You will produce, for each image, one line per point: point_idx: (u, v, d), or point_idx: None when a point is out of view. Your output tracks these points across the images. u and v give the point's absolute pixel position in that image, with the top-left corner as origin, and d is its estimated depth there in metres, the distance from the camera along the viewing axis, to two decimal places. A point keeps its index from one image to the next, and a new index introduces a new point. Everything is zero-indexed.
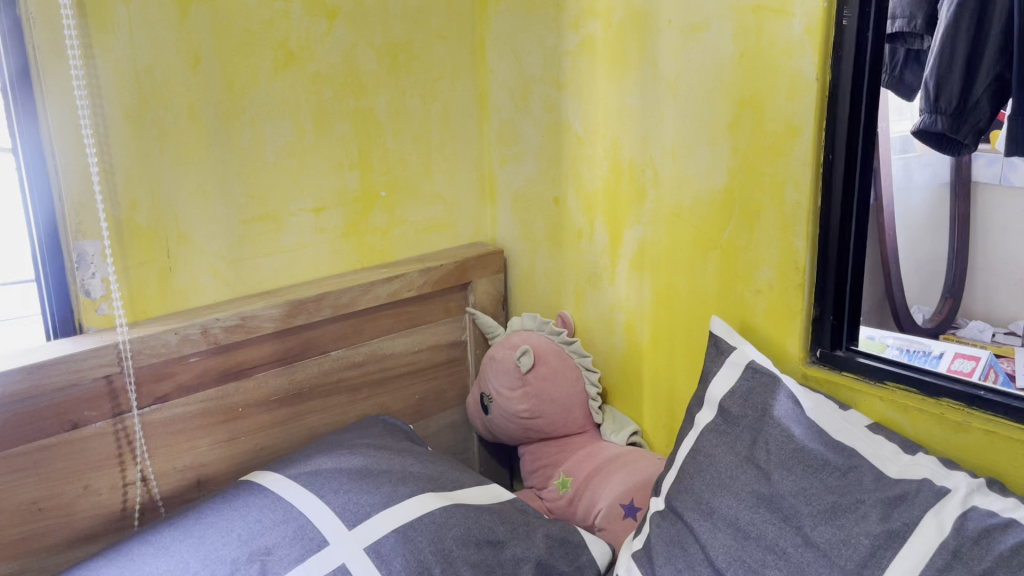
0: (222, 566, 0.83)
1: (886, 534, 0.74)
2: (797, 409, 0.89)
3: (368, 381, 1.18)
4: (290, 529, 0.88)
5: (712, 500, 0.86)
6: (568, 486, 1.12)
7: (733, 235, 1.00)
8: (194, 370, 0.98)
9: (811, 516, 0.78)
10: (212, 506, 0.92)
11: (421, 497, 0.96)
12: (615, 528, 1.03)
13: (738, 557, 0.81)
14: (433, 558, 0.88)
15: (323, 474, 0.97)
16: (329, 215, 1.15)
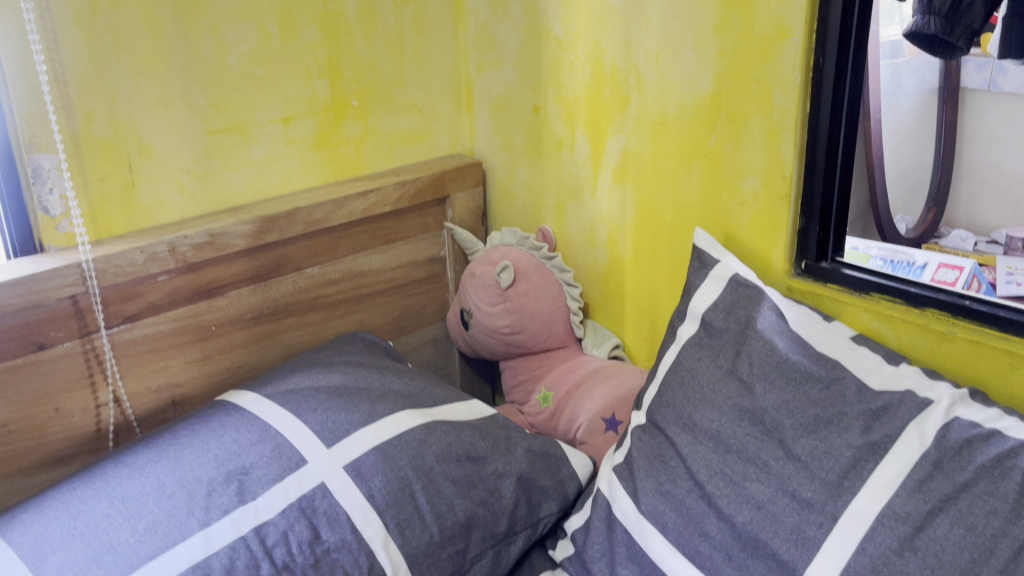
0: (199, 486, 0.82)
1: (867, 446, 0.74)
2: (781, 321, 0.87)
3: (345, 298, 1.15)
4: (268, 448, 0.87)
5: (693, 413, 0.86)
6: (549, 401, 1.12)
7: (718, 143, 0.96)
8: (164, 289, 0.95)
9: (794, 429, 0.78)
10: (187, 426, 0.91)
11: (401, 414, 0.94)
12: (596, 441, 1.04)
13: (718, 470, 0.81)
14: (414, 474, 0.88)
15: (300, 393, 0.95)
16: (299, 126, 1.11)
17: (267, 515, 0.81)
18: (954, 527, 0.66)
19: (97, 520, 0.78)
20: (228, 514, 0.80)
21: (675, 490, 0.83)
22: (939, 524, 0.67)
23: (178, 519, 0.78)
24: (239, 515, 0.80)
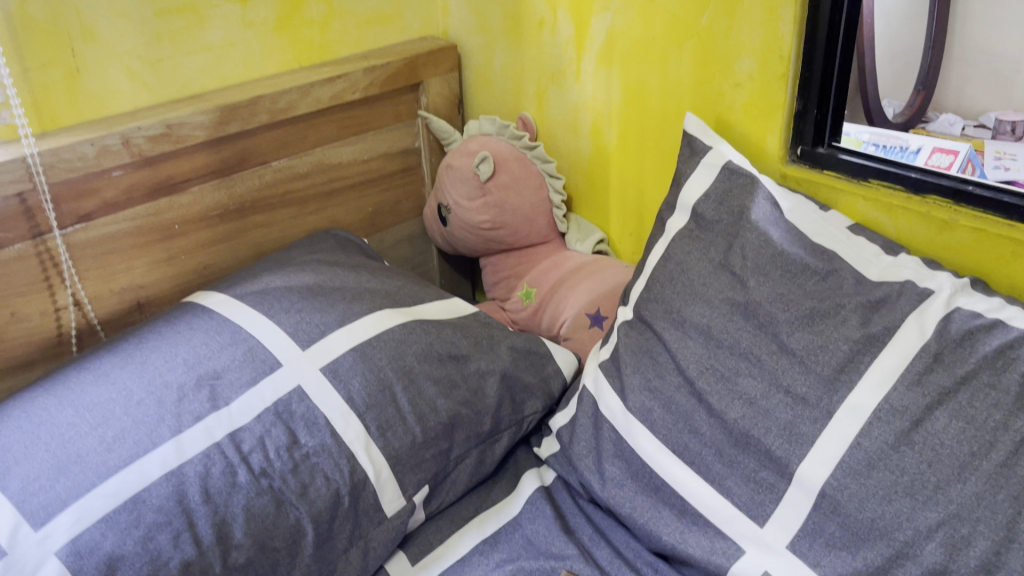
0: (168, 392, 0.78)
1: (865, 339, 0.71)
2: (775, 211, 0.83)
3: (315, 193, 1.09)
4: (239, 352, 0.83)
5: (683, 308, 0.82)
6: (532, 298, 1.09)
7: (712, 21, 0.90)
8: (120, 186, 0.89)
9: (788, 323, 0.75)
10: (154, 330, 0.87)
11: (378, 314, 0.90)
12: (581, 337, 1.01)
13: (709, 366, 0.78)
14: (394, 376, 0.85)
15: (272, 293, 0.91)
16: (258, 7, 1.02)
17: (242, 421, 0.78)
18: (954, 420, 0.65)
19: (62, 429, 0.75)
20: (201, 420, 0.76)
21: (664, 386, 0.81)
22: (937, 418, 0.65)
23: (148, 426, 0.75)
24: (212, 421, 0.77)
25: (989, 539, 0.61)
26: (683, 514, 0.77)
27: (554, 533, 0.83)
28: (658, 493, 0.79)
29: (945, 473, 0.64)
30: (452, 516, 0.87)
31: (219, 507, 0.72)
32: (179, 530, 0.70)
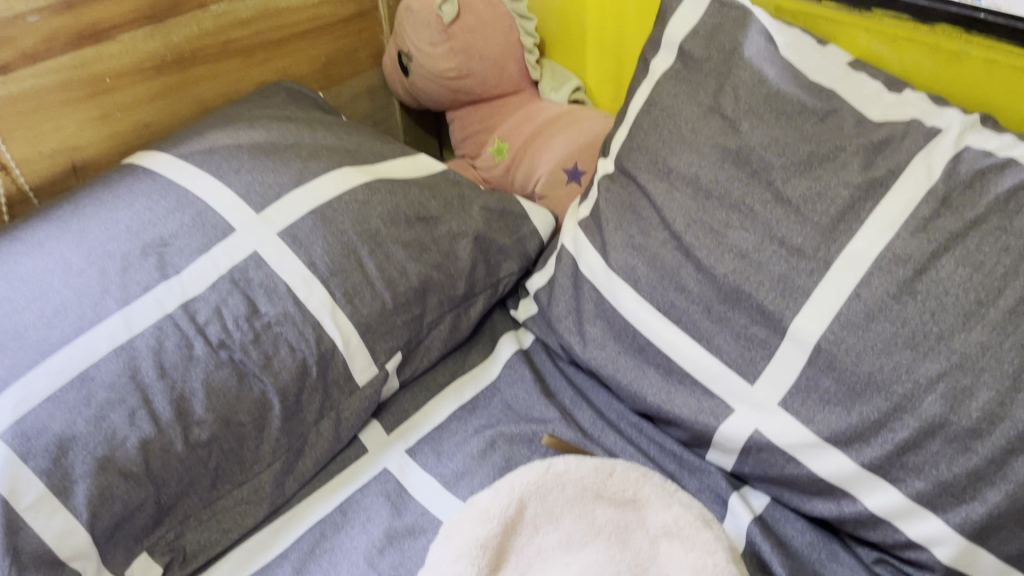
0: (111, 262, 0.71)
1: (867, 184, 0.66)
2: (769, 48, 0.77)
3: (262, 43, 0.99)
4: (187, 216, 0.76)
5: (669, 158, 0.76)
6: (504, 154, 1.02)
7: None
8: (38, 33, 0.79)
9: (784, 170, 0.69)
10: (91, 195, 0.79)
11: (339, 172, 0.83)
12: (557, 195, 0.95)
13: (697, 220, 0.73)
14: (359, 239, 0.78)
15: (220, 152, 0.83)
16: None
17: (195, 290, 0.72)
18: (960, 267, 0.61)
19: None
20: (150, 291, 0.70)
21: (648, 243, 0.76)
22: (943, 265, 0.61)
23: (92, 298, 0.69)
24: (162, 292, 0.70)
25: (992, 390, 0.57)
26: (669, 374, 0.74)
27: (534, 397, 0.80)
28: (643, 353, 0.76)
29: (948, 322, 0.60)
30: (428, 383, 0.83)
31: (176, 382, 0.67)
32: (135, 408, 0.65)
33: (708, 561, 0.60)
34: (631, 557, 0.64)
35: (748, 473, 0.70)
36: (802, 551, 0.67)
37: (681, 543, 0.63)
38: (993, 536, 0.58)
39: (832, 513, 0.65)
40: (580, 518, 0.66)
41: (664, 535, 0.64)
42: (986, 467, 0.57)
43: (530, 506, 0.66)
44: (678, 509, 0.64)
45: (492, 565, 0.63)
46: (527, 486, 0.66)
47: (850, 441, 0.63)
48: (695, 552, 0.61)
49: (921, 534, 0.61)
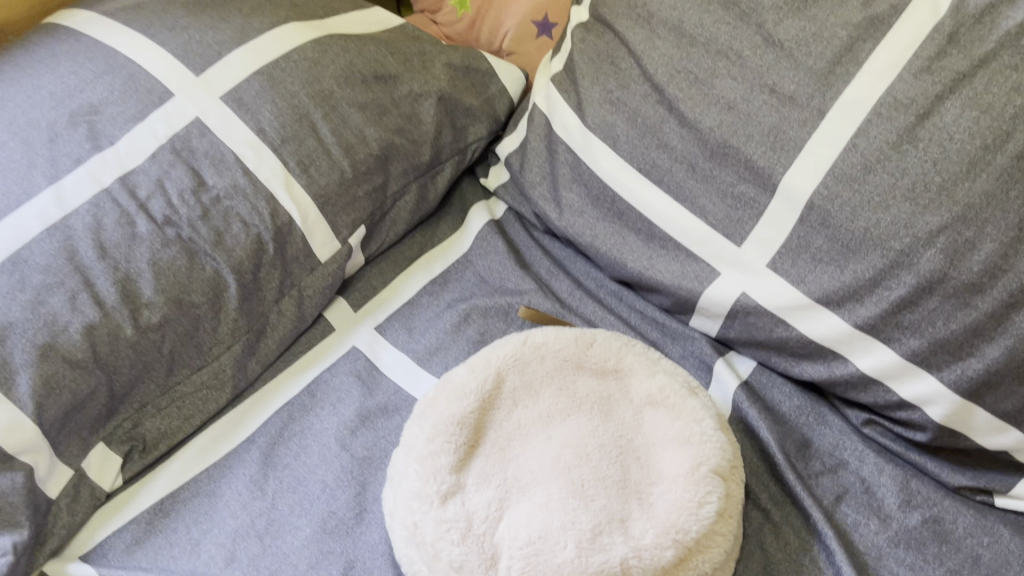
0: (36, 133, 0.65)
1: (868, 22, 0.60)
2: None
3: None
4: (118, 80, 0.68)
5: (650, 4, 0.70)
6: (468, 8, 0.91)
7: None
8: None
9: (775, 10, 0.63)
10: (9, 60, 0.71)
11: (286, 28, 0.75)
12: (526, 51, 0.90)
13: (680, 70, 0.67)
14: (312, 102, 0.71)
15: (150, 9, 0.74)
16: None
17: (133, 163, 0.65)
18: (966, 110, 0.56)
19: None
20: (83, 164, 0.64)
21: (628, 97, 0.70)
22: (948, 110, 0.56)
23: (17, 173, 0.62)
24: (96, 165, 0.64)
25: (996, 243, 0.54)
26: (650, 239, 0.70)
27: (508, 268, 0.75)
28: (623, 217, 0.71)
29: (952, 171, 0.55)
30: (395, 258, 0.78)
31: (119, 262, 0.61)
32: (75, 290, 0.59)
33: (695, 429, 0.58)
34: (615, 428, 0.60)
35: (734, 338, 0.67)
36: (790, 416, 0.65)
37: (667, 412, 0.60)
38: (990, 393, 0.56)
39: (821, 376, 0.63)
40: (561, 391, 0.63)
41: (649, 405, 0.61)
42: (985, 324, 0.55)
43: (508, 381, 0.62)
44: (663, 377, 0.61)
45: (469, 441, 0.59)
46: (504, 359, 0.62)
47: (843, 301, 0.60)
48: (683, 421, 0.59)
49: (913, 394, 0.58)
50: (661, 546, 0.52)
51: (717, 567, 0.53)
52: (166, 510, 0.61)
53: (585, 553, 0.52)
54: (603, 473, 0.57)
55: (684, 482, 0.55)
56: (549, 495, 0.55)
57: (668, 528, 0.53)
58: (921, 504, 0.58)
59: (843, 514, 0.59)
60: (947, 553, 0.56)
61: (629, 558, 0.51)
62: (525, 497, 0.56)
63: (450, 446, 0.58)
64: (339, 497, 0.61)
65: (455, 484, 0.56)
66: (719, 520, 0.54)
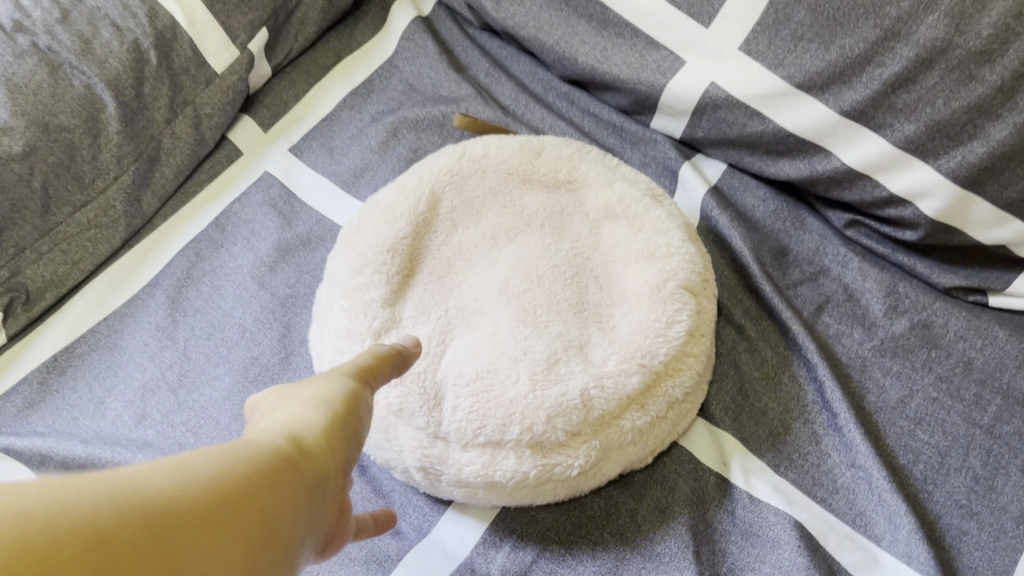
0: None
1: None
2: None
3: None
4: None
5: None
6: None
7: None
8: None
9: None
10: None
11: None
12: None
13: None
14: None
15: None
16: None
17: None
18: None
19: None
20: None
21: None
22: None
23: None
24: None
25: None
26: (603, 27, 0.60)
27: (440, 73, 0.65)
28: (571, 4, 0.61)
29: None
30: (309, 67, 0.67)
31: None
32: None
33: (661, 241, 0.51)
34: (569, 246, 0.53)
35: (701, 138, 0.59)
36: (764, 222, 0.58)
37: (627, 225, 0.53)
38: (992, 180, 0.49)
39: (801, 174, 0.55)
40: (506, 208, 0.54)
41: (606, 218, 0.54)
42: (991, 99, 0.47)
43: (444, 199, 0.54)
44: (622, 186, 0.53)
45: (404, 270, 0.51)
46: (439, 175, 0.54)
47: (828, 84, 0.51)
48: (645, 233, 0.51)
49: (904, 187, 0.51)
50: (626, 372, 0.46)
51: (688, 393, 0.48)
52: (62, 368, 0.53)
53: (540, 385, 0.45)
54: (556, 297, 0.50)
55: (649, 300, 0.48)
56: (497, 325, 0.49)
57: (632, 352, 0.46)
58: (910, 309, 0.52)
59: (824, 325, 0.53)
60: (937, 359, 0.51)
61: (590, 388, 0.45)
62: (471, 329, 0.49)
63: (382, 276, 0.50)
64: (259, 342, 0.53)
65: (390, 319, 0.49)
66: (689, 340, 0.48)
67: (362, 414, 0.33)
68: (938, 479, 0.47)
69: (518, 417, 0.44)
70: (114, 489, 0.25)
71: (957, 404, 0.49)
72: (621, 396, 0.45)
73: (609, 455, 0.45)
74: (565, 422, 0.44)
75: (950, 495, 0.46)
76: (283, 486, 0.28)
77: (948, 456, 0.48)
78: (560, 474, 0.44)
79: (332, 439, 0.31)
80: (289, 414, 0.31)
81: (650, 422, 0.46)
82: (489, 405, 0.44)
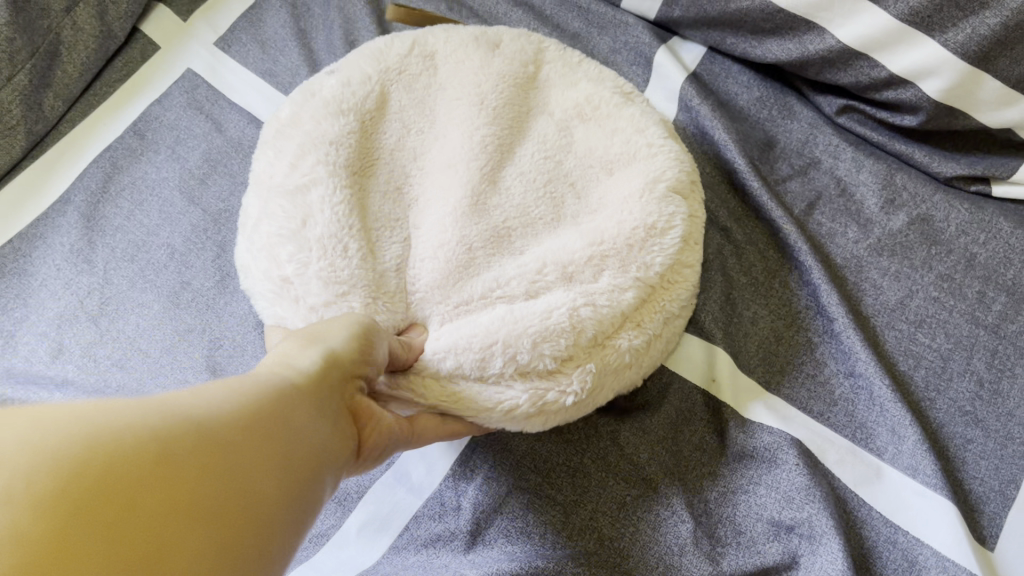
0: None
1: None
2: None
3: None
4: None
5: None
6: None
7: None
8: None
9: None
10: None
11: None
12: None
13: None
14: None
15: None
16: None
17: None
18: None
19: None
20: None
21: None
22: None
23: None
24: None
25: None
26: None
27: None
28: None
29: None
30: None
31: None
32: None
33: (640, 142, 0.45)
34: (537, 149, 0.47)
35: (679, 20, 0.54)
36: (749, 111, 0.54)
37: (599, 126, 0.47)
38: (1004, 56, 0.43)
39: (791, 55, 0.50)
40: (457, 101, 0.47)
41: (576, 118, 0.47)
42: None
43: (392, 98, 0.47)
44: (585, 86, 0.48)
45: (353, 168, 0.45)
46: (384, 69, 0.47)
47: None
48: (622, 134, 0.46)
49: (906, 65, 0.45)
50: (619, 287, 0.41)
51: (685, 306, 0.43)
52: None
53: (517, 307, 0.40)
54: (530, 215, 0.45)
55: (636, 202, 0.43)
56: (466, 247, 0.43)
57: (625, 265, 0.41)
58: (908, 202, 0.48)
59: (817, 224, 0.49)
60: (938, 256, 0.46)
61: (578, 308, 0.40)
62: (430, 251, 0.43)
63: (323, 171, 0.43)
64: (192, 265, 0.47)
65: (345, 224, 0.42)
66: (684, 250, 0.43)
67: (355, 358, 0.33)
68: (941, 386, 0.43)
69: (501, 345, 0.38)
70: (152, 407, 0.25)
71: (959, 303, 0.45)
72: (615, 315, 0.40)
73: (604, 383, 0.40)
74: (554, 348, 0.39)
75: (953, 402, 0.43)
76: (294, 414, 0.28)
77: (951, 360, 0.43)
78: (553, 404, 0.39)
79: (331, 375, 0.32)
80: (284, 353, 0.32)
81: (647, 341, 0.41)
82: (460, 337, 0.39)
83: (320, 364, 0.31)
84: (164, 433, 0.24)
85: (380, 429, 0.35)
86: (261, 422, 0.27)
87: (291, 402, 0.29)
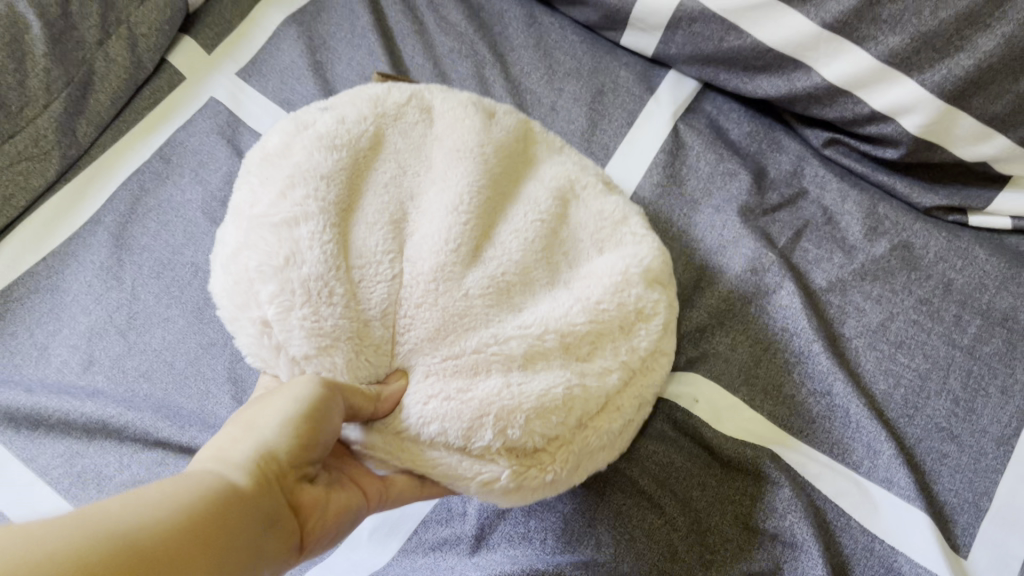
0: None
1: None
2: None
3: None
4: None
5: None
6: None
7: None
8: None
9: None
10: None
11: None
12: None
13: None
14: None
15: None
16: None
17: None
18: None
19: None
20: None
21: None
22: None
23: None
24: None
25: None
26: None
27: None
28: None
29: None
30: None
31: None
32: None
33: (623, 231, 0.47)
34: (530, 212, 0.46)
35: (674, 56, 0.57)
36: (740, 144, 0.57)
37: (588, 204, 0.48)
38: (979, 95, 0.46)
39: (780, 91, 0.53)
40: (458, 153, 0.46)
41: (569, 193, 0.48)
42: (981, 9, 0.44)
43: (388, 140, 0.47)
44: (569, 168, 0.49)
45: (342, 204, 0.43)
46: (381, 113, 0.47)
47: None
48: (608, 219, 0.47)
49: (888, 102, 0.48)
50: (606, 369, 0.43)
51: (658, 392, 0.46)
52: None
53: (515, 379, 0.41)
54: (519, 267, 0.44)
55: (613, 286, 0.44)
56: (461, 298, 0.42)
57: (615, 349, 0.43)
58: (890, 230, 0.51)
59: (803, 251, 0.51)
60: (917, 281, 0.49)
61: (572, 386, 0.41)
62: (420, 298, 0.42)
63: (314, 206, 0.42)
64: None
65: (332, 265, 0.41)
66: (665, 338, 0.45)
67: (299, 444, 0.34)
68: (919, 403, 0.46)
69: (492, 418, 0.39)
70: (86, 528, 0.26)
71: (937, 326, 0.47)
72: (600, 396, 0.42)
73: (581, 462, 0.42)
74: (543, 427, 0.40)
75: (931, 419, 0.45)
76: (228, 519, 0.30)
77: (928, 379, 0.46)
78: (535, 481, 0.40)
79: (268, 471, 0.33)
80: (225, 451, 0.33)
81: (623, 427, 0.43)
82: (450, 405, 0.40)
83: (256, 461, 0.32)
84: (87, 554, 0.25)
85: (329, 515, 0.36)
86: (193, 532, 0.28)
87: (225, 508, 0.30)
